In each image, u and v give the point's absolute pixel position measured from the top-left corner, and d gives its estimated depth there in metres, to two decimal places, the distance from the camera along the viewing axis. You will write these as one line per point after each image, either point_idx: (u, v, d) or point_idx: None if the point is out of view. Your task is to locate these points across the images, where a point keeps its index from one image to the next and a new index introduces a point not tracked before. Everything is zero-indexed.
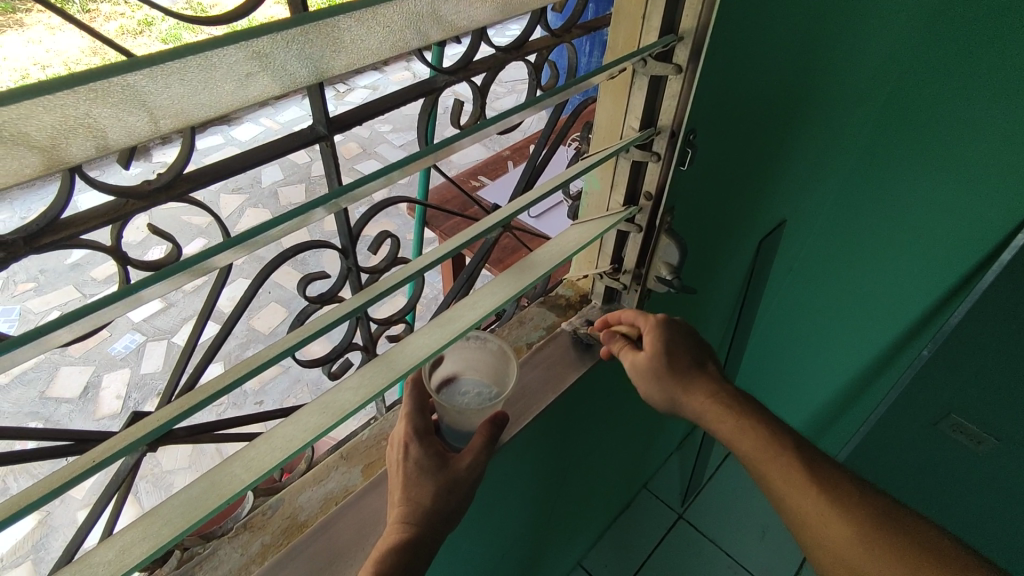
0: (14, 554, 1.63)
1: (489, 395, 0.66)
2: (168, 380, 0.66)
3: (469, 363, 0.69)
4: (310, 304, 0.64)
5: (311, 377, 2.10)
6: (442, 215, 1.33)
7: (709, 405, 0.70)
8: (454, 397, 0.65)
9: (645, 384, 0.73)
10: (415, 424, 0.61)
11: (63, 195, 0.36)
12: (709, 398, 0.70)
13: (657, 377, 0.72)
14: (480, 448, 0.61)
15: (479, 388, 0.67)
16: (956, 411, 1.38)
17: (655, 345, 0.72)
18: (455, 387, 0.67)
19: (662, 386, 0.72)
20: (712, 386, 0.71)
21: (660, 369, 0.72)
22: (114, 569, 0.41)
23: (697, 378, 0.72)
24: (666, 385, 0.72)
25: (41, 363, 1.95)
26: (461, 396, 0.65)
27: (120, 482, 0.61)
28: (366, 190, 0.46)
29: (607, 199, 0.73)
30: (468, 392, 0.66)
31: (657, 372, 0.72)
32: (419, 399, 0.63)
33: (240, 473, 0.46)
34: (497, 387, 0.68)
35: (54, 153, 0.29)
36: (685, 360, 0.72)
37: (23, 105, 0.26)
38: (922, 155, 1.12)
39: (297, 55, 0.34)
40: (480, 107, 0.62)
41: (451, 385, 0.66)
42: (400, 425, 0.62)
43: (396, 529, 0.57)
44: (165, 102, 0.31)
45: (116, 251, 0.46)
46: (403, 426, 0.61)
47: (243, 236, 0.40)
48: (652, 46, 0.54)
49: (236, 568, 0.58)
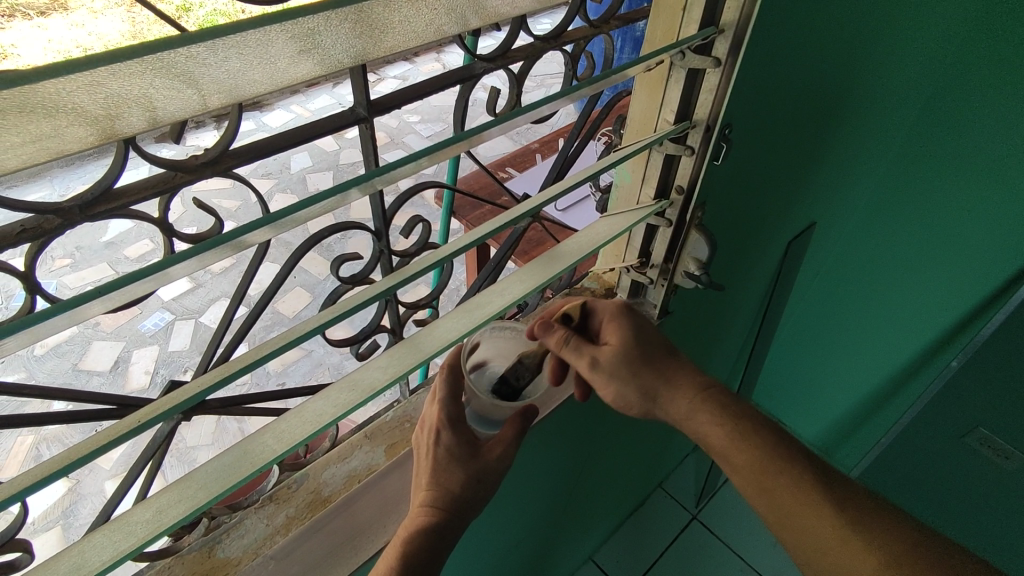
0: (45, 518, 1.69)
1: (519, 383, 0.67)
2: (203, 353, 0.68)
3: (504, 352, 0.69)
4: (341, 285, 0.66)
5: (333, 362, 2.14)
6: (469, 206, 1.34)
7: (694, 403, 0.67)
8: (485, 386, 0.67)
9: (617, 381, 0.69)
10: (449, 411, 0.61)
11: (116, 166, 0.37)
12: (693, 393, 0.68)
13: (632, 371, 0.68)
14: (511, 441, 0.62)
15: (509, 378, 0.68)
16: (983, 425, 1.33)
17: (624, 335, 0.69)
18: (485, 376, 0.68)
19: (641, 381, 0.69)
20: (698, 380, 0.69)
21: (635, 361, 0.69)
22: (151, 529, 0.43)
23: (680, 374, 0.69)
24: (647, 381, 0.69)
25: (75, 336, 2.00)
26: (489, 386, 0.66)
27: (154, 450, 0.63)
28: (399, 173, 0.47)
29: (637, 192, 0.72)
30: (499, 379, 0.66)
31: (631, 362, 0.69)
32: (455, 380, 0.62)
33: (273, 443, 0.47)
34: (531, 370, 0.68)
35: (114, 122, 0.31)
36: (655, 349, 0.70)
37: (97, 71, 0.27)
38: (961, 164, 1.07)
39: (347, 34, 0.35)
40: (516, 95, 0.62)
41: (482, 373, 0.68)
42: (434, 409, 0.62)
43: (422, 512, 0.58)
44: (222, 76, 0.32)
45: (163, 223, 0.48)
46: (437, 411, 0.61)
47: (282, 213, 0.41)
48: (693, 38, 0.54)
49: (261, 538, 0.60)
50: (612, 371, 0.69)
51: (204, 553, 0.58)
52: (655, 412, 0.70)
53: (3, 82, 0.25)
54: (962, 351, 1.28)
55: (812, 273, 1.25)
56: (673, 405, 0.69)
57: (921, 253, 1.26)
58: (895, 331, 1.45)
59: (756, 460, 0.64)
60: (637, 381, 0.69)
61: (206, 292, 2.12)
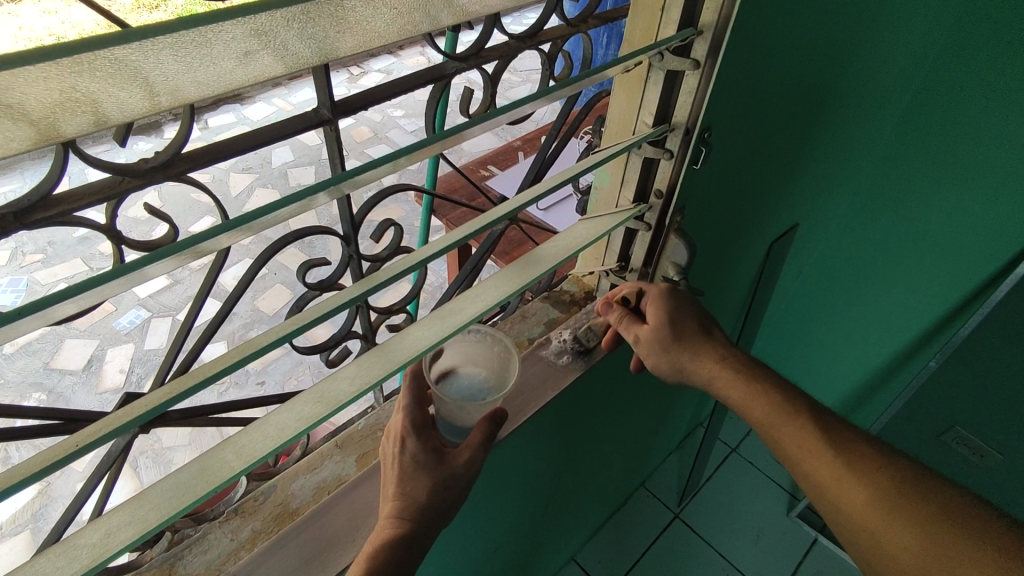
0: (14, 522, 1.66)
1: (484, 391, 0.66)
2: (164, 361, 0.65)
3: (469, 358, 0.69)
4: (309, 290, 0.63)
5: (314, 360, 2.11)
6: (449, 204, 1.33)
7: (720, 373, 0.70)
8: (450, 393, 0.65)
9: (652, 356, 0.73)
10: (413, 417, 0.60)
11: (56, 171, 0.35)
12: (715, 362, 0.70)
13: (665, 348, 0.72)
14: (479, 445, 0.61)
15: (474, 384, 0.67)
16: (960, 424, 1.35)
17: (659, 317, 0.71)
18: (452, 382, 0.67)
19: (671, 356, 0.72)
20: (719, 352, 0.71)
21: (667, 342, 0.72)
22: (98, 554, 0.41)
23: (704, 345, 0.72)
24: (675, 356, 0.72)
25: (46, 335, 1.96)
26: (454, 392, 0.65)
27: (113, 460, 0.61)
28: (368, 176, 0.44)
29: (616, 195, 0.71)
30: (465, 387, 0.66)
31: (664, 343, 0.71)
32: (420, 390, 0.62)
33: (232, 459, 0.45)
34: (496, 380, 0.68)
35: (43, 128, 0.28)
36: (690, 328, 0.72)
37: (7, 74, 0.25)
38: (942, 166, 1.07)
39: (299, 33, 0.33)
40: (491, 96, 0.60)
41: (448, 379, 0.66)
42: (397, 418, 0.61)
43: (389, 524, 0.56)
44: (161, 78, 0.30)
45: (111, 230, 0.45)
46: (401, 419, 0.60)
47: (240, 219, 0.39)
48: (671, 39, 0.52)
49: (225, 554, 0.58)
50: (649, 350, 0.73)
51: (164, 569, 0.56)
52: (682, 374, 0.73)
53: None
54: (941, 351, 1.29)
55: (794, 274, 1.25)
56: (699, 369, 0.71)
57: (905, 255, 1.26)
58: (875, 331, 1.46)
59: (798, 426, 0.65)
60: (665, 356, 0.72)
61: (184, 290, 2.09)
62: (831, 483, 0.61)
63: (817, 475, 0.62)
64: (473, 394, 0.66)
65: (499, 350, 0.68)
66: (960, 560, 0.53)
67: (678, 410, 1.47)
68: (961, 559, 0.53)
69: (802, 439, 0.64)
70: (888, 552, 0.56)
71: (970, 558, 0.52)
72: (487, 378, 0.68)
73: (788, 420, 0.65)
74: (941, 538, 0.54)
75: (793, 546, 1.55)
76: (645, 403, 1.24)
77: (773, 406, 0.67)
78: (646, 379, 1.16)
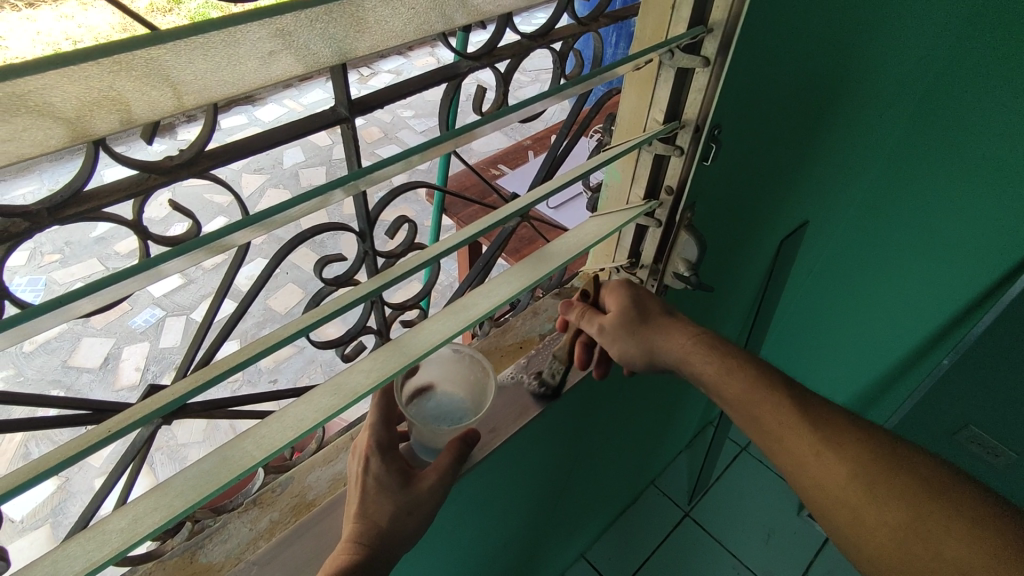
0: (33, 517, 1.70)
1: (457, 418, 0.68)
2: (184, 356, 0.67)
3: (447, 375, 0.71)
4: (326, 286, 0.65)
5: (326, 358, 2.14)
6: (460, 203, 1.34)
7: (690, 348, 0.70)
8: (421, 412, 0.67)
9: (620, 345, 0.72)
10: (379, 436, 0.61)
11: (87, 168, 0.36)
12: (689, 336, 0.71)
13: (632, 332, 0.71)
14: (446, 469, 0.62)
15: (452, 404, 0.69)
16: (973, 423, 1.35)
17: (623, 300, 0.72)
18: (429, 401, 0.69)
19: (639, 340, 0.71)
20: (692, 329, 0.71)
21: (633, 325, 0.71)
22: (128, 537, 0.42)
23: (671, 325, 0.72)
24: (644, 338, 0.71)
25: (64, 333, 2.00)
26: (432, 411, 0.68)
27: (136, 451, 0.63)
28: (382, 174, 0.45)
29: (627, 191, 0.72)
30: (437, 410, 0.68)
31: (632, 326, 0.71)
32: (388, 409, 0.64)
33: (252, 449, 0.47)
34: (472, 401, 0.70)
35: (78, 126, 0.30)
36: (655, 308, 0.72)
37: (50, 75, 0.26)
38: (953, 165, 1.07)
39: (321, 34, 0.34)
40: (503, 94, 0.61)
41: (424, 397, 0.69)
42: (364, 436, 0.62)
43: (346, 548, 0.55)
44: (189, 78, 0.31)
45: (138, 226, 0.47)
46: (367, 437, 0.62)
47: (259, 215, 0.40)
48: (681, 37, 0.53)
49: (245, 542, 0.59)
50: (617, 336, 0.71)
51: (185, 557, 0.58)
52: (657, 353, 0.72)
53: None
54: (953, 349, 1.29)
55: (805, 273, 1.25)
56: (669, 350, 0.71)
57: (916, 253, 1.25)
58: (887, 330, 1.45)
59: (780, 406, 0.64)
60: (635, 338, 0.71)
61: (198, 288, 2.12)
62: (815, 462, 0.60)
63: (801, 455, 0.62)
64: (446, 417, 0.68)
65: (479, 371, 0.70)
66: (951, 538, 0.53)
67: (689, 407, 1.47)
68: (949, 537, 0.53)
69: (784, 419, 0.63)
70: (871, 530, 0.57)
71: (957, 535, 0.53)
72: (465, 401, 0.70)
73: (768, 398, 0.65)
74: (927, 513, 0.55)
75: (805, 545, 1.55)
76: (654, 399, 1.25)
77: (752, 382, 0.66)
78: (656, 376, 1.16)
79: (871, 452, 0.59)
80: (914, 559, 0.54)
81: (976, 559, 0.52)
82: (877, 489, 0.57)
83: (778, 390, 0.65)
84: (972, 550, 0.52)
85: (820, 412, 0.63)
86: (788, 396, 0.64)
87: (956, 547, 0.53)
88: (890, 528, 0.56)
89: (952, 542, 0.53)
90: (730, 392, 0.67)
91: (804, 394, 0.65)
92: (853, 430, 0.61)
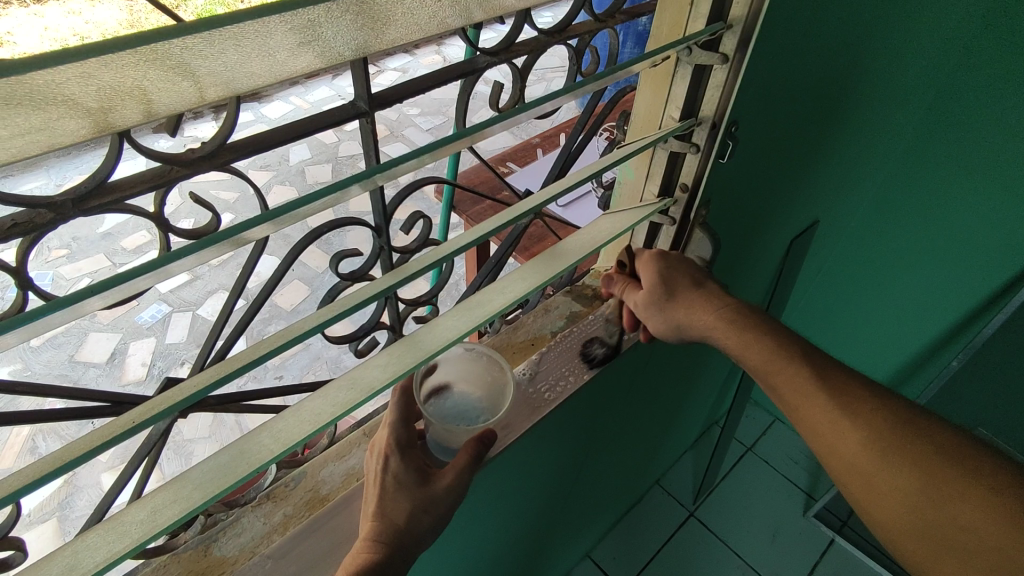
0: (40, 511, 1.71)
1: (473, 416, 0.68)
2: (199, 349, 0.67)
3: (465, 376, 0.70)
4: (341, 281, 0.65)
5: (331, 355, 2.14)
6: (469, 200, 1.34)
7: (715, 324, 0.68)
8: (439, 411, 0.67)
9: (653, 320, 0.72)
10: (398, 435, 0.61)
11: (111, 159, 0.36)
12: (713, 308, 0.68)
13: (659, 308, 0.70)
14: (464, 465, 0.61)
15: (468, 404, 0.69)
16: (982, 424, 1.34)
17: (649, 276, 0.71)
18: (446, 399, 0.69)
19: (666, 316, 0.71)
20: (717, 301, 0.69)
21: (659, 301, 0.70)
22: (147, 529, 0.42)
23: (698, 297, 0.69)
24: (670, 314, 0.70)
25: (71, 328, 2.01)
26: (448, 410, 0.68)
27: (151, 445, 0.63)
28: (399, 170, 0.45)
29: (641, 188, 0.72)
30: (454, 408, 0.68)
31: (657, 303, 0.70)
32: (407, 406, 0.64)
33: (269, 442, 0.47)
34: (490, 401, 0.69)
35: (107, 115, 0.30)
36: (682, 281, 0.70)
37: (89, 63, 0.26)
38: (965, 164, 1.06)
39: (349, 25, 0.34)
40: (520, 90, 0.61)
41: (442, 394, 0.68)
42: (381, 434, 0.62)
43: (364, 548, 0.56)
44: (220, 68, 0.31)
45: (159, 218, 0.47)
46: (385, 435, 0.61)
47: (278, 210, 0.39)
48: (700, 33, 0.52)
49: (259, 536, 0.59)
50: (647, 312, 0.72)
51: (200, 551, 0.58)
52: (687, 328, 0.70)
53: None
54: (962, 351, 1.28)
55: (813, 274, 1.25)
56: (698, 324, 0.69)
57: (926, 252, 1.25)
58: (895, 330, 1.45)
59: (797, 375, 0.63)
60: (662, 313, 0.71)
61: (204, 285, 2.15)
62: (831, 432, 0.59)
63: (817, 424, 0.61)
64: (462, 416, 0.68)
65: (496, 371, 0.70)
66: (970, 509, 0.52)
67: (696, 407, 1.47)
68: (965, 507, 0.52)
69: (801, 387, 0.62)
70: (888, 501, 0.56)
71: (976, 508, 0.51)
72: (481, 402, 0.69)
73: (786, 366, 0.63)
74: (945, 484, 0.53)
75: (810, 545, 1.54)
76: (662, 399, 1.25)
77: (770, 351, 0.65)
78: (664, 375, 1.16)
79: (889, 421, 0.57)
80: (931, 529, 0.53)
81: (994, 530, 0.50)
82: (895, 459, 0.56)
83: (798, 358, 0.63)
84: (990, 523, 0.51)
85: (838, 380, 0.61)
86: (807, 362, 0.63)
87: (974, 518, 0.51)
88: (905, 499, 0.55)
89: (970, 512, 0.52)
90: (751, 360, 0.66)
91: (824, 363, 0.63)
92: (872, 399, 0.59)
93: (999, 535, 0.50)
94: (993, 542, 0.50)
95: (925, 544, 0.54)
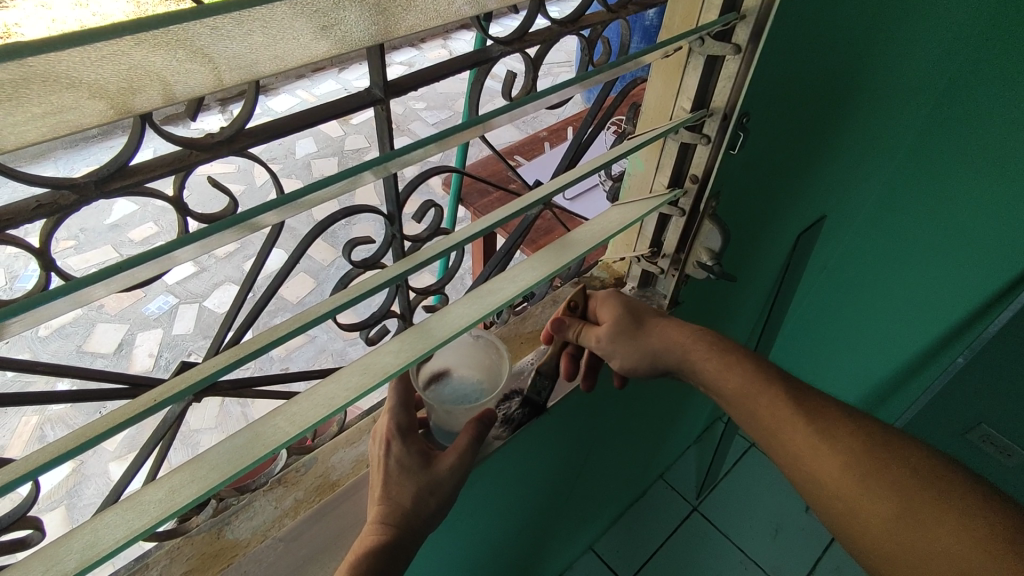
0: (49, 498, 1.72)
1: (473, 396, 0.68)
2: (213, 335, 0.67)
3: (465, 361, 0.71)
4: (353, 269, 0.65)
5: (336, 348, 2.15)
6: (477, 193, 1.35)
7: (691, 344, 0.70)
8: (438, 397, 0.67)
9: (621, 353, 0.73)
10: (398, 420, 0.62)
11: (132, 143, 0.37)
12: (683, 336, 0.71)
13: (632, 336, 0.72)
14: (465, 447, 0.62)
15: (468, 387, 0.69)
16: (986, 422, 1.35)
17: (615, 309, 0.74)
18: (446, 385, 0.69)
19: (638, 343, 0.72)
20: (686, 326, 0.72)
21: (629, 329, 0.73)
22: (163, 509, 0.43)
23: (666, 326, 0.73)
24: (642, 340, 0.72)
25: (78, 318, 2.02)
26: (447, 394, 0.68)
27: (165, 430, 0.64)
28: (409, 158, 0.45)
29: (651, 180, 0.72)
30: (456, 391, 0.68)
31: (628, 331, 0.72)
32: (408, 393, 0.64)
33: (284, 426, 0.47)
34: (488, 382, 0.70)
35: (135, 99, 0.30)
36: (647, 312, 0.74)
37: (123, 41, 0.27)
38: (972, 161, 1.06)
39: (369, 10, 0.35)
40: (533, 79, 0.61)
41: (439, 381, 0.68)
42: (383, 421, 0.63)
43: (372, 531, 0.56)
44: (246, 53, 0.31)
45: (178, 202, 0.47)
46: (386, 422, 0.62)
47: (293, 194, 0.39)
48: (713, 23, 0.53)
49: (270, 520, 0.60)
50: (614, 344, 0.73)
51: (212, 533, 0.59)
52: (658, 356, 0.72)
53: (2, 55, 0.24)
54: (968, 348, 1.28)
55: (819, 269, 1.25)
56: (670, 350, 0.71)
57: (933, 248, 1.25)
58: (902, 325, 1.45)
59: (774, 400, 0.63)
60: (633, 343, 0.72)
61: (210, 276, 2.18)
62: (808, 455, 0.60)
63: (797, 447, 0.61)
64: (463, 399, 0.68)
65: (495, 355, 0.71)
66: (943, 530, 0.51)
67: (700, 401, 1.47)
68: (940, 528, 0.52)
69: (778, 409, 0.63)
70: (864, 524, 0.55)
71: (948, 528, 0.51)
72: (482, 383, 0.70)
73: (764, 392, 0.64)
74: (918, 505, 0.53)
75: (813, 541, 1.55)
76: (667, 392, 1.25)
77: (750, 377, 0.66)
78: None
79: (866, 443, 0.58)
80: (905, 551, 0.52)
81: (967, 551, 0.50)
82: (869, 480, 0.56)
83: (777, 386, 0.64)
84: (963, 543, 0.50)
85: (816, 404, 0.62)
86: (786, 386, 0.64)
87: (947, 538, 0.51)
88: (882, 520, 0.54)
89: (944, 532, 0.51)
90: (731, 386, 0.67)
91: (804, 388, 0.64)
92: (848, 421, 0.60)
93: (972, 555, 0.49)
94: (965, 562, 0.49)
95: (900, 566, 0.53)
